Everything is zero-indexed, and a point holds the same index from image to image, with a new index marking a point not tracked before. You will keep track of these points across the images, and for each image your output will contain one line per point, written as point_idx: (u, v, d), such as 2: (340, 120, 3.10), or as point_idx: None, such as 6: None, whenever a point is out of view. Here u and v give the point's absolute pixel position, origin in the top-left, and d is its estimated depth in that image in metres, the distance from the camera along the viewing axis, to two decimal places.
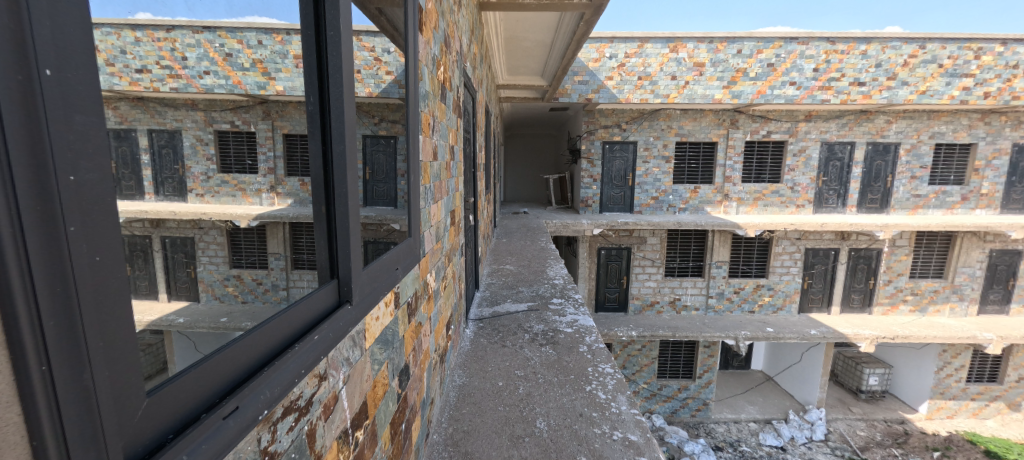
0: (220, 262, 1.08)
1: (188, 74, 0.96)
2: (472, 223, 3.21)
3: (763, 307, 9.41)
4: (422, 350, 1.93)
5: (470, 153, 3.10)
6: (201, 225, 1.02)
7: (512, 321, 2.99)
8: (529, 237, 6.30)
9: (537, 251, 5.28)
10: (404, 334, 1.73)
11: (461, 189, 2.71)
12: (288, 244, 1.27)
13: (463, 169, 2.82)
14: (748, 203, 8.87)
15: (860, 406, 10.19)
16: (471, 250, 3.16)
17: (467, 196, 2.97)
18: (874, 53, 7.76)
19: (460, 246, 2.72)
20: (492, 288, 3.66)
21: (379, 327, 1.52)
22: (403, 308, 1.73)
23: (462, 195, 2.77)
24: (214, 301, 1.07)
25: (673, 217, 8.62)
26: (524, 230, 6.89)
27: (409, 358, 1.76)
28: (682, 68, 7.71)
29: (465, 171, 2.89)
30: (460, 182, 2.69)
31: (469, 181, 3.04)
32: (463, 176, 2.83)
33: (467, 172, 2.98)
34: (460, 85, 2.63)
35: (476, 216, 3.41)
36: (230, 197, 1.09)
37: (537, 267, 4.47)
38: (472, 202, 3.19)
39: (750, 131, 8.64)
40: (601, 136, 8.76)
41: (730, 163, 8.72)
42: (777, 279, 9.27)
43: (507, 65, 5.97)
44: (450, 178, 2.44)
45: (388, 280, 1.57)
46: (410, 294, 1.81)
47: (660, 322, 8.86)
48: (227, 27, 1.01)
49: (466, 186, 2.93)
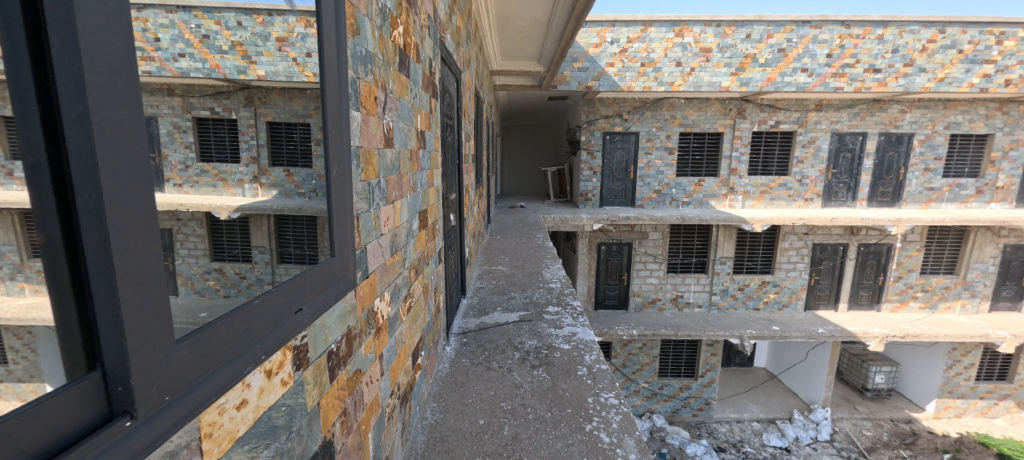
0: (200, 254, 0.89)
1: (161, 56, 0.78)
2: (456, 223, 2.84)
3: (769, 304, 9.05)
4: (366, 403, 1.52)
5: (451, 144, 2.73)
6: (180, 217, 0.84)
7: (501, 336, 2.62)
8: (525, 233, 5.93)
9: (532, 250, 4.89)
10: (322, 400, 1.28)
11: (437, 182, 2.31)
12: (274, 236, 1.11)
13: (438, 156, 2.38)
14: (754, 197, 8.48)
15: (865, 405, 9.92)
16: (454, 254, 2.79)
17: (447, 190, 2.58)
18: (891, 38, 7.29)
19: (435, 252, 2.32)
20: (480, 294, 3.28)
21: (249, 417, 1.00)
22: (319, 363, 1.26)
23: (437, 188, 2.35)
24: (195, 296, 0.88)
25: (677, 212, 8.23)
26: (521, 225, 6.51)
27: (331, 432, 1.30)
28: (687, 54, 7.27)
29: (444, 162, 2.50)
30: (435, 175, 2.29)
31: (450, 170, 2.64)
32: (439, 168, 2.41)
33: (445, 162, 2.57)
34: (432, 57, 2.20)
35: (461, 215, 3.03)
36: (212, 187, 0.93)
37: (532, 267, 4.10)
38: (455, 197, 2.79)
39: (758, 121, 8.20)
40: (602, 126, 8.32)
41: (736, 155, 8.33)
42: (783, 275, 8.89)
43: (501, 48, 5.53)
44: (416, 171, 2.03)
45: (278, 330, 1.07)
46: (334, 340, 1.35)
47: (663, 320, 8.52)
48: (202, 7, 0.87)
49: (445, 178, 2.54)
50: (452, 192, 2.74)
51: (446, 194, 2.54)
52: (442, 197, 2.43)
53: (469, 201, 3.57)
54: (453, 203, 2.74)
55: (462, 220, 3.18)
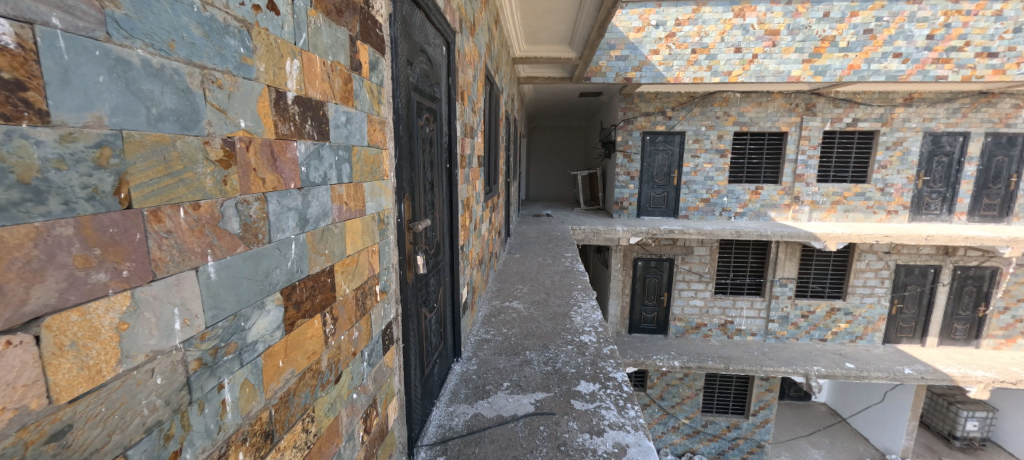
0: None
1: None
2: (438, 259, 1.84)
3: (839, 335, 7.58)
4: None
5: (434, 137, 1.74)
6: None
7: (501, 449, 1.58)
8: (550, 251, 4.89)
9: (555, 278, 3.82)
10: None
11: (400, 205, 1.29)
12: None
13: (405, 154, 1.37)
14: (824, 209, 7.09)
15: (955, 457, 8.27)
16: (433, 307, 1.78)
17: (424, 211, 1.59)
18: (1014, 14, 5.84)
19: (388, 318, 1.23)
20: (482, 356, 2.32)
21: None
22: None
23: (405, 212, 1.35)
24: None
25: (729, 224, 6.91)
26: (545, 239, 5.47)
27: None
28: (748, 38, 5.98)
29: (415, 165, 1.49)
30: (399, 189, 1.27)
31: (427, 181, 1.64)
32: (407, 176, 1.39)
33: (420, 165, 1.54)
34: None
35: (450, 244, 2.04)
36: None
37: (557, 306, 3.11)
38: (435, 218, 1.78)
39: (832, 118, 6.84)
40: (641, 125, 7.05)
41: (802, 159, 6.94)
42: (857, 301, 7.40)
43: (524, 28, 4.52)
44: (337, 143, 0.88)
45: None
46: None
47: (710, 351, 7.14)
48: None
49: (419, 188, 1.53)
50: (431, 208, 1.72)
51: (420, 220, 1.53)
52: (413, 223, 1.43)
53: (472, 219, 2.57)
54: (433, 230, 1.74)
55: (458, 249, 2.18)
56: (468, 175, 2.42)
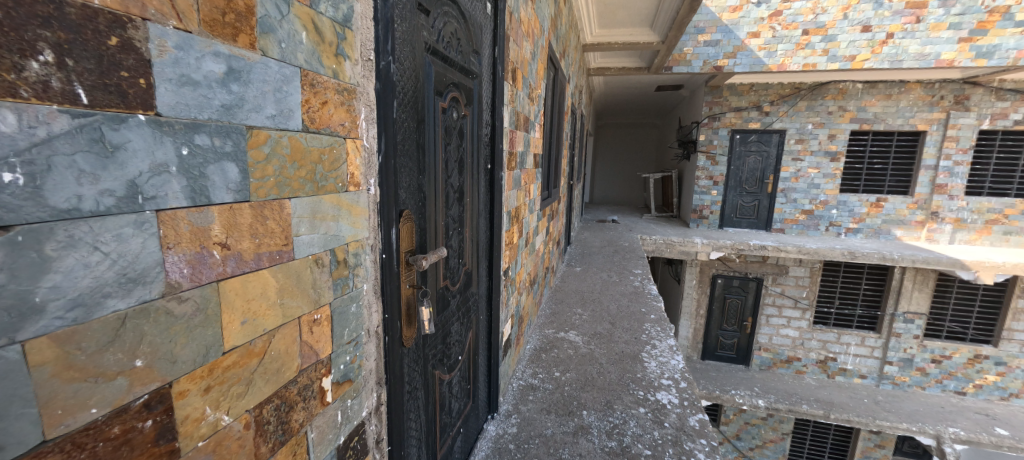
0: None
1: None
2: (466, 293, 1.35)
3: (984, 389, 5.98)
4: None
5: (465, 128, 1.25)
6: None
7: None
8: (615, 265, 4.20)
9: (620, 302, 3.15)
10: None
11: (388, 229, 0.80)
12: None
13: (402, 149, 0.88)
14: (974, 228, 5.59)
15: None
16: (455, 364, 1.29)
17: (438, 231, 1.09)
18: None
19: (356, 423, 0.75)
20: (525, 413, 1.80)
21: None
22: None
23: (398, 239, 0.86)
24: None
25: (840, 242, 5.62)
26: (610, 250, 4.77)
27: None
28: (882, 13, 4.76)
29: (426, 164, 1.00)
30: (387, 204, 0.79)
31: (448, 188, 1.14)
32: (406, 182, 0.90)
33: (436, 167, 1.06)
34: None
35: (486, 272, 1.54)
36: None
37: (626, 344, 2.49)
38: (463, 237, 1.28)
39: (992, 114, 5.35)
40: (731, 122, 5.95)
41: (946, 164, 5.51)
42: (1013, 348, 5.82)
43: (597, 8, 3.87)
44: (190, 130, 0.42)
45: None
46: None
47: (802, 390, 5.87)
48: None
49: (432, 198, 1.04)
50: (456, 225, 1.22)
51: (429, 244, 1.04)
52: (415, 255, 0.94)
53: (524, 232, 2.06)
54: (457, 254, 1.24)
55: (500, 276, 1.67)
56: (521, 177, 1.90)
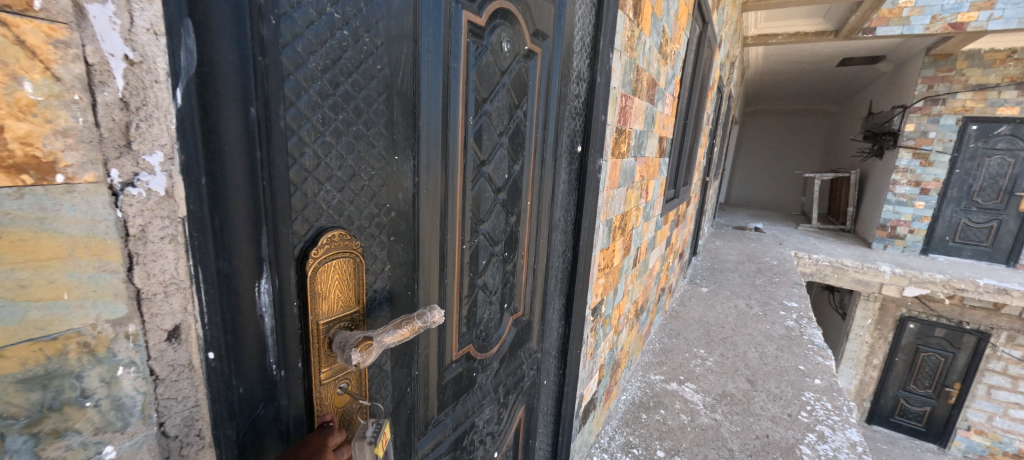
0: None
1: None
2: (512, 357, 0.81)
3: None
4: None
5: (528, 76, 0.68)
6: None
7: None
8: (760, 288, 3.14)
9: (765, 349, 2.21)
10: None
11: (228, 285, 0.31)
12: None
13: (320, 91, 0.37)
14: None
15: None
16: None
17: (444, 264, 0.57)
18: None
19: None
20: None
21: None
22: None
23: (289, 301, 0.36)
24: None
25: None
26: (753, 267, 3.66)
27: None
28: None
29: (416, 134, 0.48)
30: (221, 226, 0.30)
31: (479, 185, 0.61)
32: (338, 168, 0.40)
33: (445, 142, 0.53)
34: None
35: (556, 314, 0.98)
36: None
37: (776, 420, 1.68)
38: (512, 269, 0.74)
39: None
40: (964, 105, 4.10)
41: None
42: None
43: None
44: None
45: None
46: None
47: None
48: None
49: (429, 203, 0.52)
50: (496, 251, 0.68)
51: (416, 292, 0.53)
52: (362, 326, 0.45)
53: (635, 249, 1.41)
54: (495, 300, 0.71)
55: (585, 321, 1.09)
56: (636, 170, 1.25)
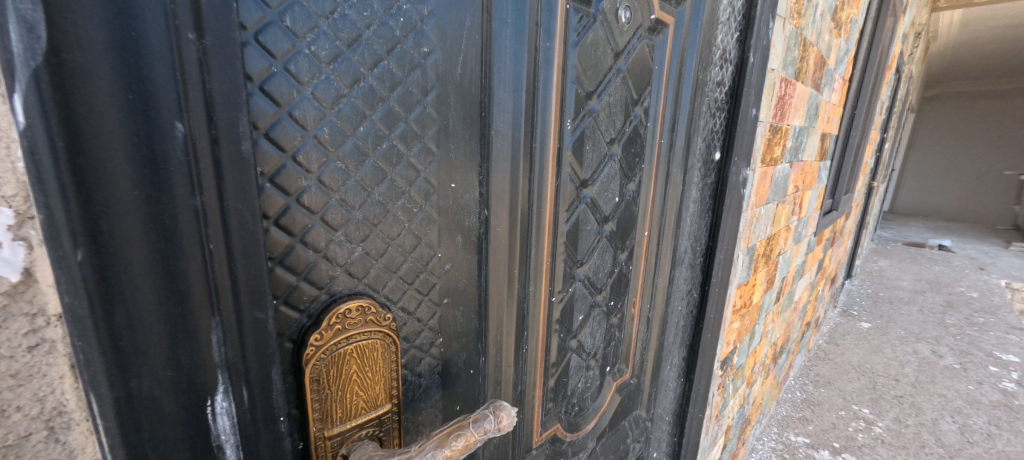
0: None
1: None
2: (614, 434, 0.60)
3: None
4: None
5: (652, 55, 0.47)
6: None
7: None
8: (953, 329, 2.37)
9: (969, 420, 1.61)
10: None
11: (151, 406, 0.19)
12: None
13: (321, 82, 0.23)
14: None
15: None
16: None
17: (524, 325, 0.40)
18: None
19: None
20: None
21: None
22: None
23: (270, 416, 0.23)
24: None
25: None
26: (940, 299, 2.80)
27: None
28: None
29: (481, 147, 0.33)
30: (132, 320, 0.18)
31: (578, 213, 0.43)
32: (355, 202, 0.26)
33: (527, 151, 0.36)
34: None
35: (678, 371, 0.73)
36: None
37: None
38: (618, 323, 0.54)
39: None
40: None
41: None
42: None
43: None
44: None
45: None
46: None
47: None
48: None
49: (500, 243, 0.36)
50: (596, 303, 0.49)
51: (481, 367, 0.38)
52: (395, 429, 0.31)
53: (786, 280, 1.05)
54: (594, 365, 0.52)
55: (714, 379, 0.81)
56: (794, 178, 0.93)
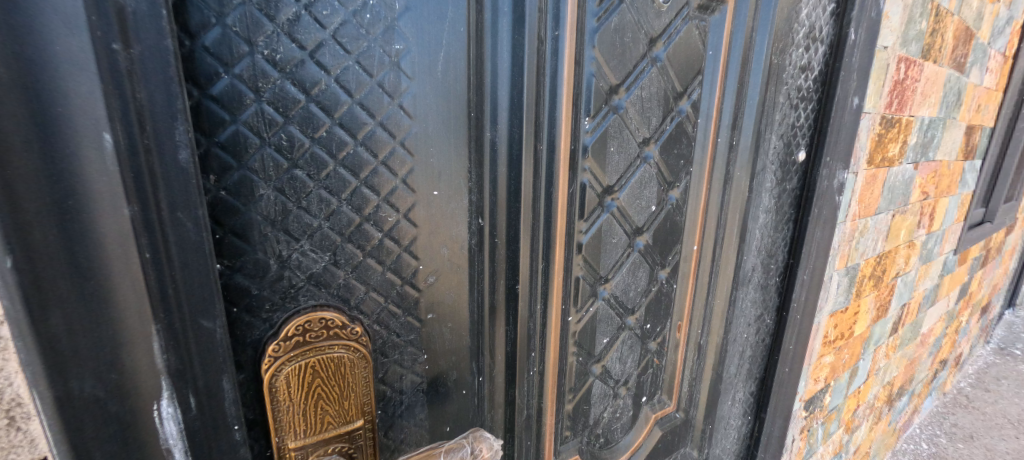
0: None
1: None
2: None
3: None
4: None
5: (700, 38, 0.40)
6: None
7: None
8: None
9: None
10: None
11: (97, 408, 0.19)
12: None
13: (276, 88, 0.23)
14: None
15: None
16: None
17: (533, 346, 0.36)
18: None
19: None
20: None
21: None
22: None
23: (224, 422, 0.23)
24: None
25: None
26: None
27: None
28: None
29: (472, 153, 0.30)
30: (72, 324, 0.18)
31: (601, 224, 0.38)
32: (320, 211, 0.25)
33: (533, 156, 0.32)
34: None
35: (742, 406, 0.63)
36: None
37: None
38: (656, 349, 0.48)
39: None
40: None
41: None
42: None
43: None
44: None
45: None
46: None
47: None
48: None
49: (497, 257, 0.33)
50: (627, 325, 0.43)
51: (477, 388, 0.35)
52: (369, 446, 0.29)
53: (909, 308, 0.85)
54: (625, 393, 0.46)
55: (796, 421, 0.68)
56: (925, 181, 0.74)
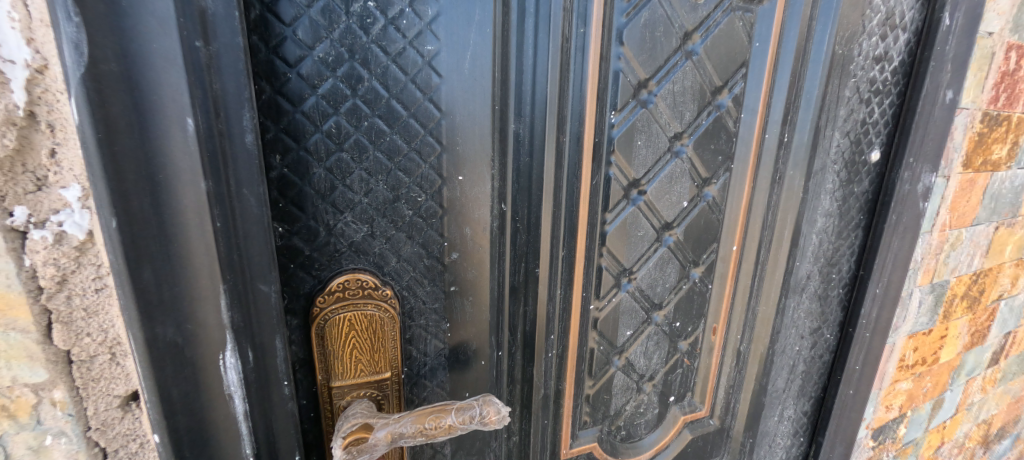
0: None
1: None
2: None
3: None
4: None
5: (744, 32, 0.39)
6: None
7: None
8: None
9: None
10: None
11: (176, 352, 0.22)
12: None
13: (329, 84, 0.27)
14: None
15: None
16: None
17: (551, 328, 0.38)
18: None
19: None
20: None
21: None
22: None
23: (273, 374, 0.27)
24: None
25: None
26: None
27: None
28: None
29: (495, 143, 0.33)
30: (160, 279, 0.21)
31: (625, 218, 0.39)
32: (360, 188, 0.30)
33: (555, 148, 0.34)
34: None
35: (791, 425, 0.58)
36: None
37: None
38: (687, 350, 0.47)
39: None
40: None
41: None
42: None
43: None
44: None
45: None
46: None
47: None
48: None
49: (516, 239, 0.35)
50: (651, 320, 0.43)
51: (496, 363, 0.38)
52: (395, 399, 0.33)
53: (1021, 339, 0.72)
54: (649, 390, 0.46)
55: (862, 452, 0.61)
56: None
